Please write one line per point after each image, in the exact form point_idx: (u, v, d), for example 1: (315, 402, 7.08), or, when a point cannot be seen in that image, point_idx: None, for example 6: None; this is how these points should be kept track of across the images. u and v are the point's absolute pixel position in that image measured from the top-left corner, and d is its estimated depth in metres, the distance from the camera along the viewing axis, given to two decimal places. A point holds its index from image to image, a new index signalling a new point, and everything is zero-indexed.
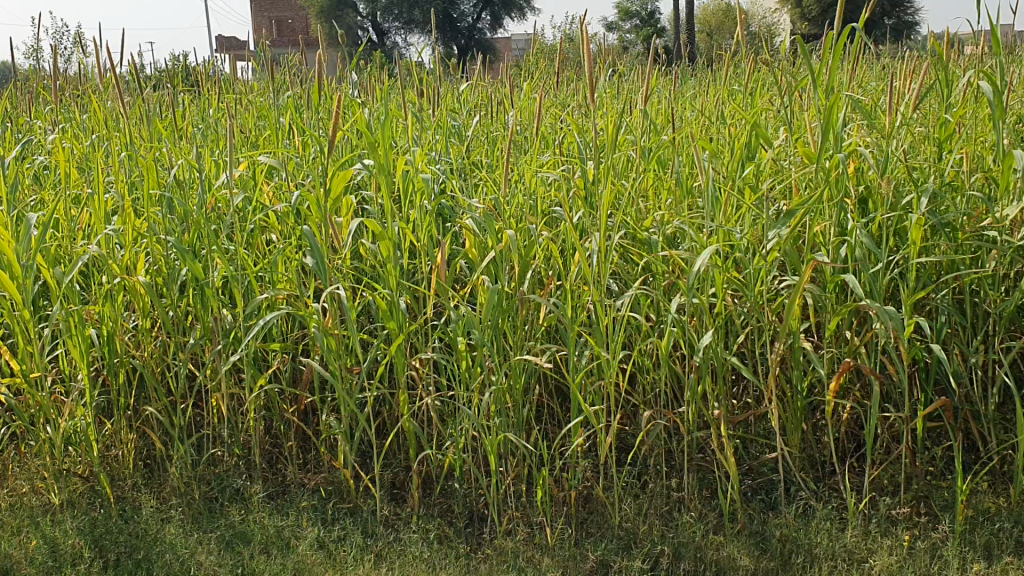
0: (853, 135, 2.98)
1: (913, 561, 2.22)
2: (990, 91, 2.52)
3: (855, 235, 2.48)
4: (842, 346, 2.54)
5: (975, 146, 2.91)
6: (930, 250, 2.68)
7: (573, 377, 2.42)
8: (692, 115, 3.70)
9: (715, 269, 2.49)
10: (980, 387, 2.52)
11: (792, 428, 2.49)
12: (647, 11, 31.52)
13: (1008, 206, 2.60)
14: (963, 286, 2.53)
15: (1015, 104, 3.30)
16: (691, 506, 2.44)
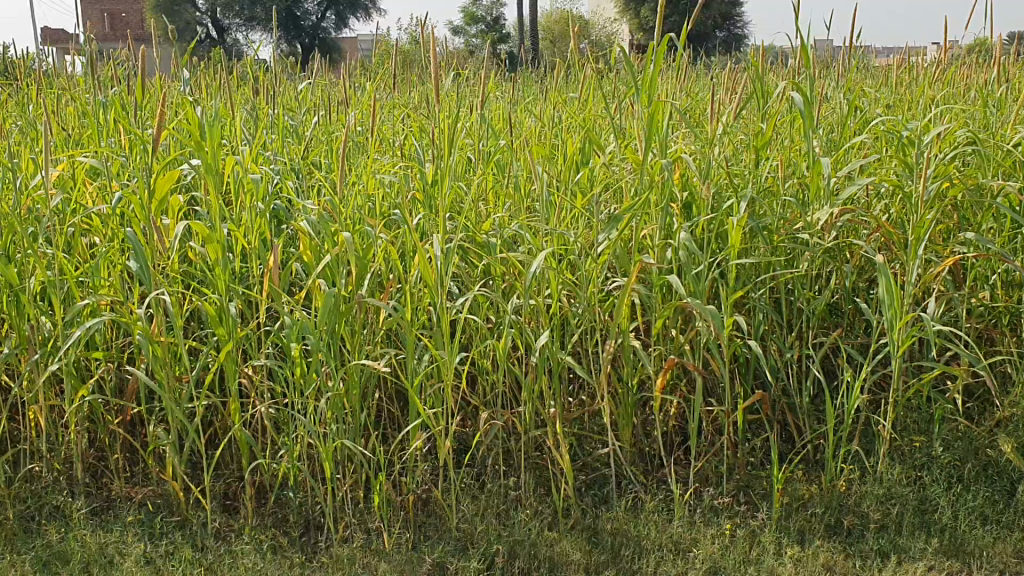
0: (678, 142, 3.11)
1: (733, 548, 2.32)
2: (800, 103, 2.70)
3: (680, 238, 2.59)
4: (669, 344, 2.65)
5: (790, 153, 3.10)
6: (749, 252, 2.84)
7: (410, 380, 2.42)
8: (528, 120, 3.77)
9: (549, 271, 2.55)
10: (795, 381, 2.67)
11: (623, 425, 2.57)
12: (492, 16, 31.82)
13: (818, 211, 2.79)
14: (778, 286, 2.69)
15: (827, 114, 3.53)
16: (527, 505, 2.48)
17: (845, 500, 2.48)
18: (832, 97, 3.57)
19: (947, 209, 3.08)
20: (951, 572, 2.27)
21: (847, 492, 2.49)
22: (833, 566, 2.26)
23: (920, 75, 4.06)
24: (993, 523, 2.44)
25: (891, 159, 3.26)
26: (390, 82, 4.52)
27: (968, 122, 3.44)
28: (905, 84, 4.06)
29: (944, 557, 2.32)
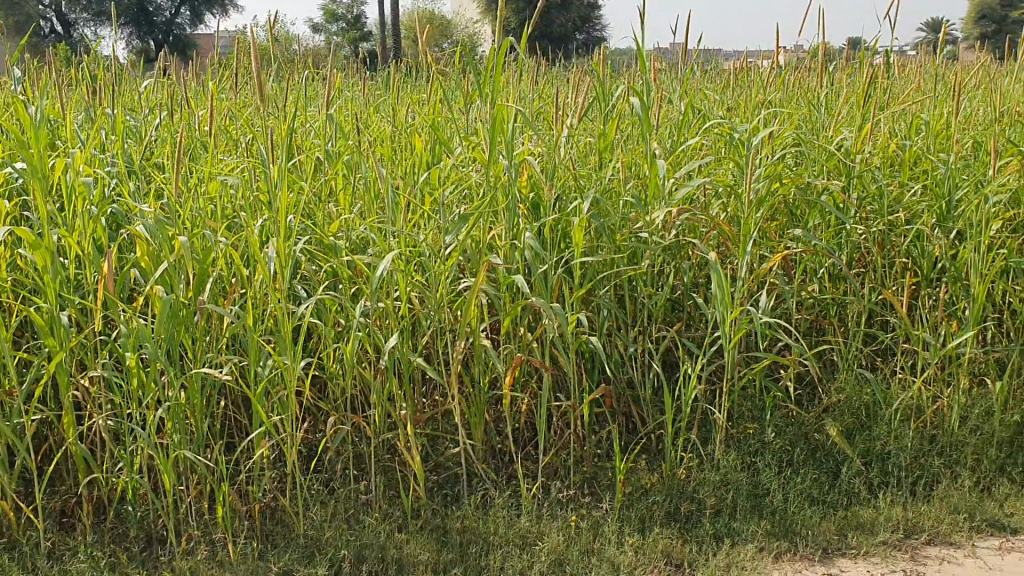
0: (525, 143, 3.17)
1: (578, 540, 2.37)
2: (639, 106, 2.81)
3: (525, 238, 2.64)
4: (517, 343, 2.69)
5: (632, 154, 3.20)
6: (593, 250, 2.92)
7: (254, 387, 2.37)
8: (379, 120, 3.76)
9: (397, 273, 2.55)
10: (638, 375, 2.77)
11: (471, 425, 2.60)
12: (353, 16, 31.44)
13: (657, 210, 2.89)
14: (621, 283, 2.78)
15: (668, 116, 3.66)
16: (377, 508, 2.47)
17: (684, 487, 2.58)
18: (674, 100, 3.71)
19: (777, 208, 3.25)
20: (779, 551, 2.40)
21: (686, 479, 2.60)
22: (671, 551, 2.35)
23: (755, 77, 4.26)
24: (818, 503, 2.60)
25: (727, 160, 3.41)
26: (239, 80, 4.41)
27: (798, 125, 3.64)
28: (743, 87, 4.26)
29: (774, 538, 2.45)
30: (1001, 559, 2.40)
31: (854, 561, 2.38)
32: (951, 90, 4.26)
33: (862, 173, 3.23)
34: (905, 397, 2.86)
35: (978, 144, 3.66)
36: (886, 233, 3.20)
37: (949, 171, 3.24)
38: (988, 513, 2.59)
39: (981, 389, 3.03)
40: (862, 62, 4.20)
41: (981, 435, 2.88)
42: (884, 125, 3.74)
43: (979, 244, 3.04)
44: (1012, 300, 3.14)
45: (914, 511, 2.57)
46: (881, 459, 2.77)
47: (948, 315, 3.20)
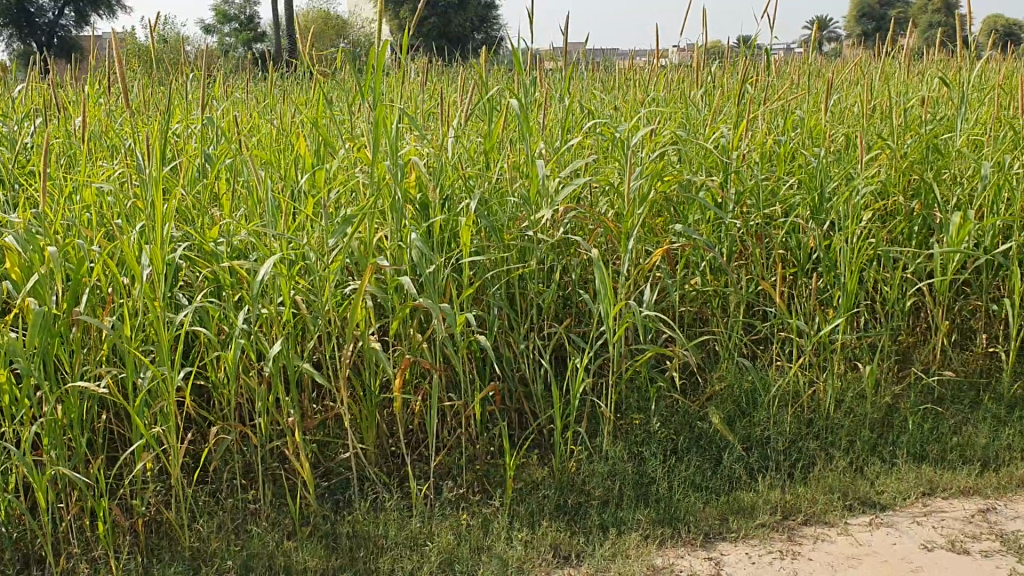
0: (410, 144, 3.17)
1: (468, 537, 2.39)
2: (521, 105, 2.85)
3: (410, 239, 2.64)
4: (405, 344, 2.69)
5: (517, 154, 3.24)
6: (481, 250, 2.94)
7: (133, 399, 2.31)
8: (266, 121, 3.71)
9: (280, 277, 2.51)
10: (527, 373, 2.81)
11: (361, 428, 2.59)
12: (246, 16, 30.81)
13: (542, 209, 2.93)
14: (507, 281, 2.81)
15: (554, 115, 3.72)
16: (265, 516, 2.44)
17: (573, 481, 2.63)
18: (560, 100, 3.77)
19: (660, 204, 3.34)
20: (663, 538, 2.46)
21: (576, 471, 2.66)
22: (560, 543, 2.38)
23: (639, 76, 4.35)
24: (702, 489, 2.69)
25: (611, 159, 3.48)
26: (118, 83, 4.28)
27: (678, 123, 3.74)
28: (627, 86, 4.35)
29: (658, 525, 2.51)
30: (870, 535, 2.52)
31: (734, 543, 2.46)
32: (824, 87, 4.44)
33: (739, 169, 3.34)
34: (783, 383, 2.99)
35: (848, 138, 3.83)
36: (763, 226, 3.32)
37: (820, 165, 3.37)
38: (859, 492, 2.72)
39: (854, 374, 3.18)
40: (739, 60, 4.34)
41: (853, 418, 3.03)
42: (761, 122, 3.87)
43: (849, 234, 3.18)
44: (880, 287, 3.31)
45: (792, 493, 2.68)
46: (761, 444, 2.90)
47: (823, 304, 3.34)
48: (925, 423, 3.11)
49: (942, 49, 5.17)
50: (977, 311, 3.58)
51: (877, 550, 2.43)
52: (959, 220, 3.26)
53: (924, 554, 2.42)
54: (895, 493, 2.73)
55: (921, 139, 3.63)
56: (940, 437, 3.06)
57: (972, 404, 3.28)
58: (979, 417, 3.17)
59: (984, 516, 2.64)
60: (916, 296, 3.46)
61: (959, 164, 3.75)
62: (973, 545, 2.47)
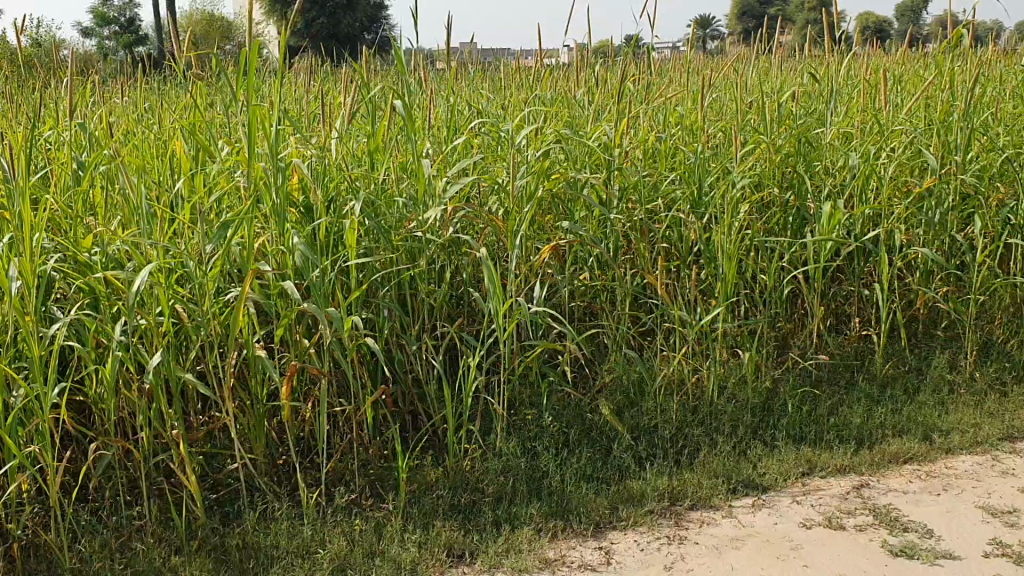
0: (292, 147, 3.12)
1: (361, 541, 2.37)
2: (402, 107, 2.84)
3: (293, 243, 2.60)
4: (292, 350, 2.66)
5: (401, 155, 3.23)
6: (367, 252, 2.92)
7: (4, 419, 2.20)
8: (142, 126, 3.60)
9: (157, 286, 2.44)
10: (416, 374, 2.81)
11: (250, 438, 2.54)
12: (125, 18, 29.79)
13: (428, 210, 2.93)
14: (395, 282, 2.80)
15: (439, 115, 3.71)
16: (150, 532, 2.37)
17: (466, 479, 2.65)
18: (445, 100, 3.77)
19: (546, 201, 3.37)
20: (555, 531, 2.49)
21: (469, 470, 2.68)
22: (453, 542, 2.39)
23: (525, 75, 4.38)
24: (593, 480, 2.74)
25: (496, 158, 3.51)
26: None
27: (562, 122, 3.78)
28: (513, 85, 4.39)
29: (550, 518, 2.55)
30: (753, 516, 2.61)
31: (624, 532, 2.52)
32: (702, 84, 4.57)
33: (622, 165, 3.40)
34: (669, 373, 3.07)
35: (726, 133, 3.95)
36: (647, 221, 3.39)
37: (698, 161, 3.47)
38: (743, 475, 2.82)
39: (735, 361, 3.29)
40: (620, 59, 4.42)
41: (736, 404, 3.14)
42: (643, 119, 3.95)
43: (727, 227, 3.28)
44: (759, 276, 3.43)
45: (679, 479, 2.76)
46: (649, 434, 2.97)
47: (705, 294, 3.45)
48: (804, 406, 3.24)
49: (813, 47, 5.38)
50: (850, 296, 3.75)
51: (759, 531, 2.52)
52: (830, 210, 3.41)
53: (803, 532, 2.52)
54: (776, 474, 2.84)
55: (794, 133, 3.77)
56: (818, 418, 3.20)
57: (847, 386, 3.44)
58: (854, 397, 3.33)
59: (858, 492, 2.77)
60: (793, 284, 3.60)
61: (830, 157, 3.92)
62: (848, 520, 2.58)
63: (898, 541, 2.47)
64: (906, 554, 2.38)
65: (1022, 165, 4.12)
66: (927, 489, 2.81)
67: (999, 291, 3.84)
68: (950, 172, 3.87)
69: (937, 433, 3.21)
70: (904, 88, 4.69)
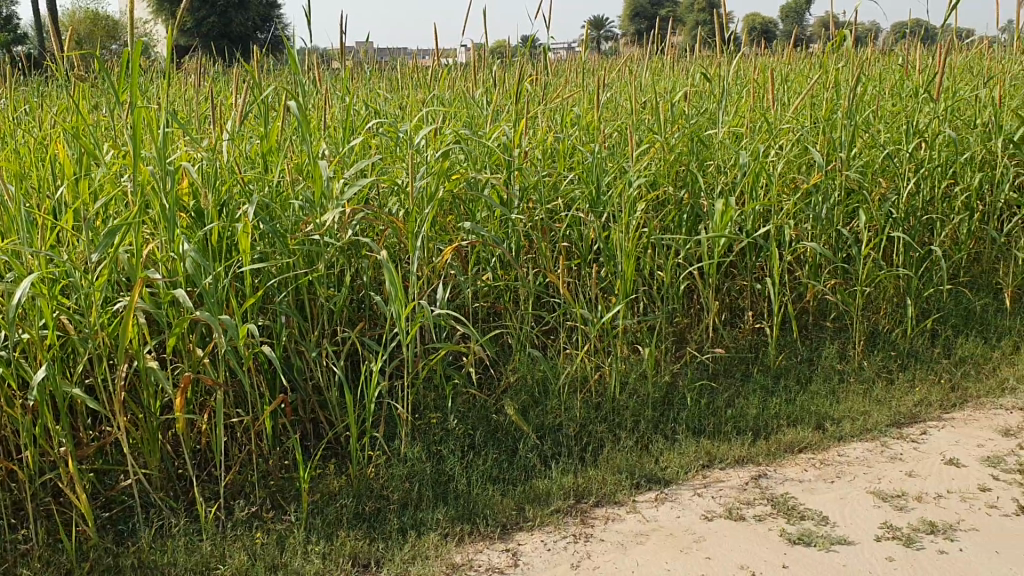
0: (181, 149, 3.02)
1: (263, 554, 2.32)
2: (295, 109, 2.79)
3: (185, 249, 2.51)
4: (186, 360, 2.57)
5: (297, 157, 3.16)
6: (264, 257, 2.85)
7: None
8: (20, 128, 3.44)
9: (39, 298, 2.32)
10: (317, 381, 2.76)
11: (143, 453, 2.46)
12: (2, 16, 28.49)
13: (325, 213, 2.88)
14: (292, 287, 2.74)
15: (336, 115, 3.66)
16: (37, 556, 2.26)
17: (370, 486, 2.62)
18: (341, 101, 3.71)
19: (445, 202, 3.35)
20: (461, 535, 2.48)
21: (373, 477, 2.65)
22: (358, 551, 2.35)
23: (422, 75, 4.35)
24: (498, 482, 2.74)
25: (394, 160, 3.47)
26: None
27: (460, 122, 3.77)
28: (409, 85, 4.35)
29: (456, 522, 2.53)
30: (656, 510, 2.65)
31: (530, 532, 2.52)
32: (598, 83, 4.62)
33: (521, 165, 3.41)
34: (571, 371, 3.10)
35: (622, 133, 4.00)
36: (547, 220, 3.41)
37: (596, 159, 3.50)
38: (646, 470, 2.86)
39: (636, 357, 3.34)
40: (518, 59, 4.44)
41: (637, 399, 3.19)
42: (541, 118, 3.97)
43: (625, 225, 3.32)
44: (656, 272, 3.49)
45: (583, 477, 2.78)
46: (553, 433, 2.99)
47: (605, 292, 3.49)
48: (703, 399, 3.31)
49: (704, 47, 5.51)
50: (744, 290, 3.85)
51: (663, 525, 2.56)
52: (723, 208, 3.49)
53: (705, 524, 2.57)
54: (677, 468, 2.89)
55: (687, 132, 3.85)
56: (716, 410, 3.27)
57: (743, 378, 3.53)
58: (750, 389, 3.41)
59: (756, 483, 2.84)
60: (691, 280, 3.67)
61: (722, 155, 4.01)
62: (747, 510, 2.65)
63: (795, 528, 2.54)
64: (804, 541, 2.45)
65: (901, 161, 4.29)
66: (821, 477, 2.90)
67: (883, 282, 3.99)
68: (836, 169, 4.00)
69: (829, 421, 3.32)
70: (791, 88, 4.85)
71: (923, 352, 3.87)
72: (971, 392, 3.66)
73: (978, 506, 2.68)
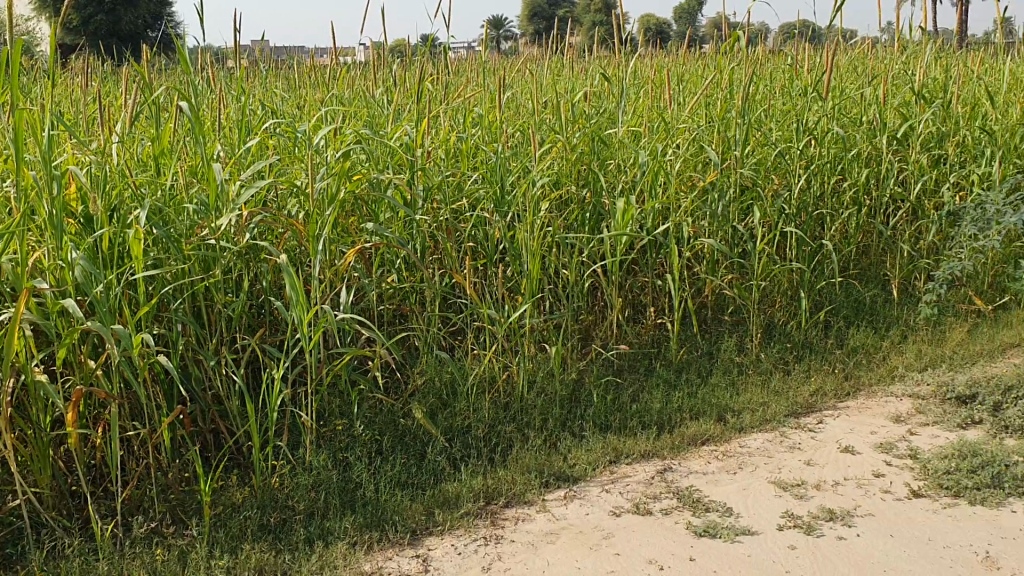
0: (68, 152, 2.90)
1: (164, 572, 2.24)
2: (188, 110, 2.71)
3: (74, 257, 2.41)
4: (77, 373, 2.47)
5: (191, 159, 3.07)
6: (158, 263, 2.76)
7: None
8: None
9: None
10: (217, 390, 2.69)
11: (33, 471, 2.35)
12: None
13: (222, 217, 2.80)
14: (189, 294, 2.66)
15: (231, 115, 3.56)
16: None
17: (275, 497, 2.56)
18: (237, 100, 3.62)
19: (347, 203, 3.31)
20: (370, 542, 2.45)
21: (278, 487, 2.59)
22: (264, 563, 2.30)
23: (320, 75, 4.28)
24: (407, 487, 2.72)
25: (294, 161, 3.40)
26: None
27: (360, 122, 3.72)
28: (307, 85, 4.28)
29: (365, 529, 2.50)
30: (565, 508, 2.67)
31: (440, 536, 2.50)
32: (498, 82, 4.63)
33: (424, 165, 3.39)
34: (479, 372, 3.10)
35: (524, 132, 4.01)
36: (451, 221, 3.39)
37: (498, 159, 3.50)
38: (554, 469, 2.88)
39: (543, 356, 3.35)
40: (418, 58, 4.41)
41: (545, 398, 3.20)
42: (442, 118, 3.95)
43: (530, 224, 3.34)
44: (561, 271, 3.51)
45: (492, 478, 2.78)
46: (461, 435, 2.99)
47: (510, 292, 3.49)
48: (609, 396, 3.35)
49: (601, 47, 5.58)
50: (646, 287, 3.91)
51: (572, 523, 2.57)
52: (625, 206, 3.54)
53: (613, 520, 2.59)
54: (585, 465, 2.91)
55: (588, 132, 3.88)
56: (622, 406, 3.32)
57: (647, 373, 3.59)
58: (653, 384, 3.47)
59: (662, 476, 2.89)
60: (594, 278, 3.71)
61: (622, 154, 4.06)
62: (654, 504, 2.69)
63: (700, 521, 2.59)
64: (709, 533, 2.49)
65: (793, 158, 4.42)
66: (724, 468, 2.96)
67: (778, 276, 4.11)
68: (732, 166, 4.10)
69: (730, 413, 3.40)
70: (687, 87, 4.95)
71: (817, 343, 4.00)
72: (863, 380, 3.80)
73: (873, 492, 2.78)
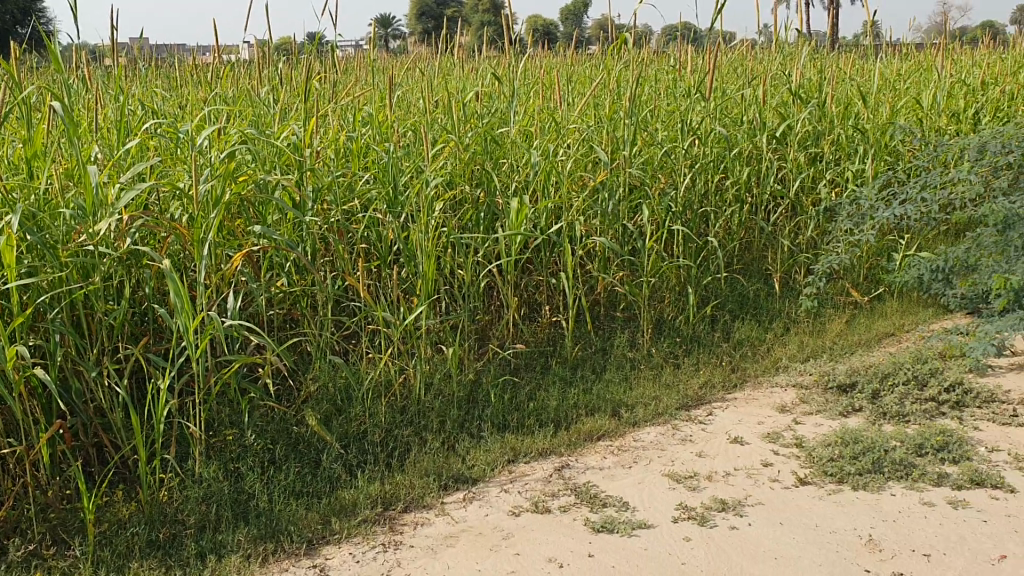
0: None
1: None
2: (61, 111, 2.58)
3: None
4: None
5: (66, 162, 2.94)
6: (33, 271, 2.63)
7: None
8: None
9: None
10: (99, 403, 2.58)
11: None
12: None
13: (100, 222, 2.68)
14: (66, 303, 2.54)
15: (108, 115, 3.43)
16: None
17: (163, 511, 2.48)
18: (115, 100, 3.49)
19: (234, 206, 3.22)
20: (265, 554, 2.39)
21: (167, 501, 2.51)
22: None
23: (202, 73, 4.16)
24: (302, 495, 2.67)
25: (177, 163, 3.29)
26: None
27: (245, 123, 3.63)
28: (189, 84, 4.15)
29: (259, 541, 2.44)
30: (465, 510, 2.66)
31: (338, 545, 2.46)
32: (387, 82, 4.59)
33: (313, 166, 3.32)
34: (374, 375, 3.06)
35: (414, 132, 3.99)
36: (342, 222, 3.34)
37: (389, 159, 3.47)
38: (452, 471, 2.87)
39: (439, 357, 3.34)
40: (304, 56, 4.33)
41: (441, 399, 3.19)
42: (330, 118, 3.89)
43: (423, 225, 3.31)
44: (455, 272, 3.50)
45: (390, 483, 2.75)
46: (357, 440, 2.95)
47: (404, 293, 3.46)
48: (505, 395, 3.36)
49: (490, 47, 5.60)
50: (540, 286, 3.94)
51: (471, 525, 2.57)
52: (517, 206, 3.55)
53: (512, 520, 2.60)
54: (484, 465, 2.91)
55: (479, 132, 3.88)
56: (518, 405, 3.33)
57: (542, 372, 3.61)
58: (549, 382, 3.50)
59: (560, 474, 2.91)
60: (488, 278, 3.71)
61: (513, 153, 4.08)
62: (552, 502, 2.71)
63: (598, 517, 2.62)
64: (607, 529, 2.53)
65: (679, 157, 4.53)
66: (619, 463, 3.01)
67: (666, 273, 4.20)
68: (621, 165, 4.17)
69: (624, 408, 3.45)
70: (575, 87, 5.01)
71: (705, 337, 4.11)
72: (750, 372, 3.91)
73: (762, 481, 2.87)
